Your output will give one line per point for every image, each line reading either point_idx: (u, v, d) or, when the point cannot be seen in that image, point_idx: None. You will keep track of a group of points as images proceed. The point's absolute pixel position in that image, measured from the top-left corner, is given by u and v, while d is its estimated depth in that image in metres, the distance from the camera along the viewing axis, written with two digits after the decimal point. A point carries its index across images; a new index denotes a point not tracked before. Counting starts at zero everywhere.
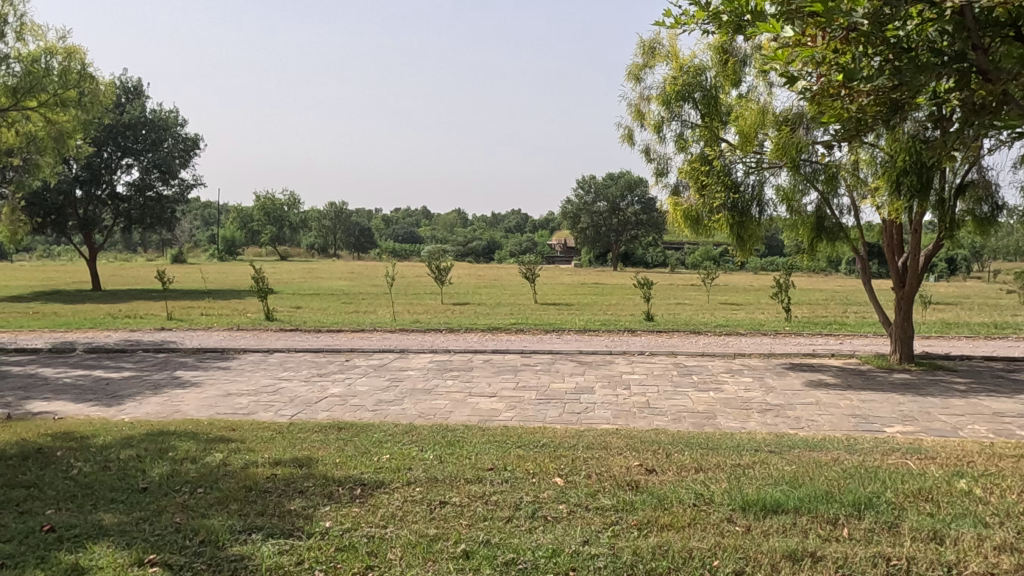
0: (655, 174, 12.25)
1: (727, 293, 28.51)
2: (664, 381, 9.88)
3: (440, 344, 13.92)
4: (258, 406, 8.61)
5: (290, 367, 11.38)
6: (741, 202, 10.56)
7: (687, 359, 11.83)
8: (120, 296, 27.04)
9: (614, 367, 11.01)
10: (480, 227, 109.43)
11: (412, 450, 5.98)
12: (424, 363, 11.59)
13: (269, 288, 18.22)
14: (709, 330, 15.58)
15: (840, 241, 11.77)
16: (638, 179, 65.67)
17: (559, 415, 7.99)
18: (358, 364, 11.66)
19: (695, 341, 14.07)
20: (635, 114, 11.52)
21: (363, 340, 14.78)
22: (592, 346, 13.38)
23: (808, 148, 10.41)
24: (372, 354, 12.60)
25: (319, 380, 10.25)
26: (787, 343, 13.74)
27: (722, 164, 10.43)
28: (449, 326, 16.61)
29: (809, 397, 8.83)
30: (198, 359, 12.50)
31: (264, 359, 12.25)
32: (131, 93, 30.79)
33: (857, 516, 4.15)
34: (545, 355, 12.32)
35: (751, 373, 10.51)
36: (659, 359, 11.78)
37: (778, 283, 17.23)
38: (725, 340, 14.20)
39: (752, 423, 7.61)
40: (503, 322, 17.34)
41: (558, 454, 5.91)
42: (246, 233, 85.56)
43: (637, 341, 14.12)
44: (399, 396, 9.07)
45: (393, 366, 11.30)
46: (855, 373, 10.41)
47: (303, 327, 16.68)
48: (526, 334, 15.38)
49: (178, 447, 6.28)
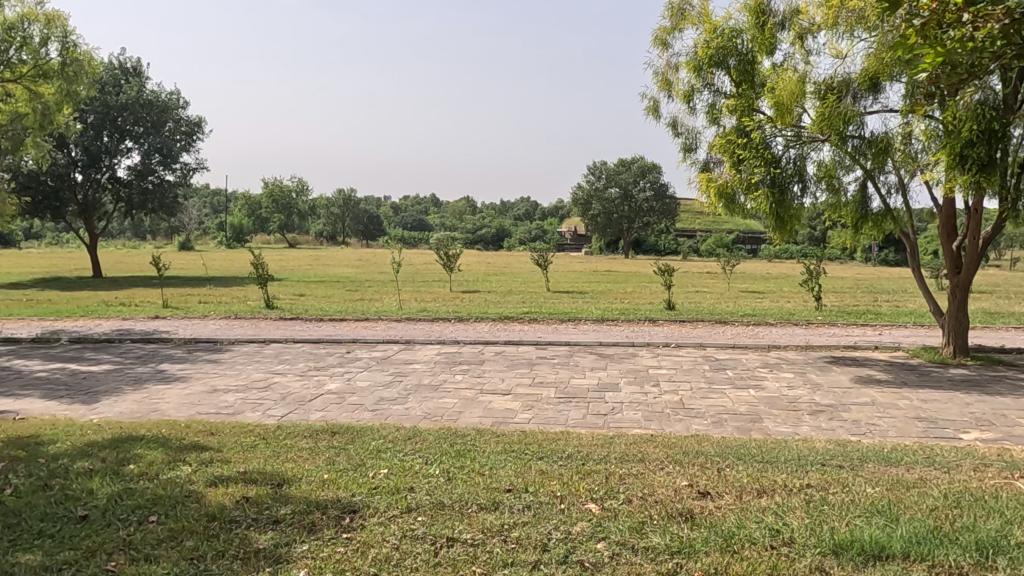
0: (682, 150, 11.24)
1: (746, 281, 27.43)
2: (696, 377, 8.90)
3: (449, 334, 13.00)
4: (245, 406, 7.71)
5: (285, 360, 10.47)
6: (779, 178, 9.54)
7: (717, 352, 10.84)
8: (119, 284, 26.25)
9: (639, 361, 10.05)
10: (489, 214, 108.45)
11: (415, 464, 5.05)
12: (431, 355, 10.67)
13: (270, 275, 17.36)
14: (736, 320, 14.60)
15: (886, 224, 10.73)
16: (650, 165, 64.60)
17: (584, 417, 7.05)
18: (360, 356, 10.76)
19: (723, 332, 13.09)
20: (662, 84, 10.53)
21: (367, 330, 13.89)
22: (612, 337, 12.42)
23: (856, 119, 9.37)
24: (376, 345, 11.69)
25: (315, 374, 9.34)
26: (823, 334, 12.71)
27: (760, 136, 9.42)
28: (458, 314, 15.69)
29: (863, 397, 7.85)
30: (188, 351, 11.63)
31: (259, 351, 11.37)
32: (131, 73, 29.82)
33: (987, 565, 3.21)
34: (562, 347, 11.38)
35: (792, 368, 9.53)
36: (688, 352, 10.81)
37: (808, 270, 16.21)
38: (755, 331, 13.21)
39: (806, 429, 6.64)
40: (515, 311, 16.42)
41: (587, 469, 4.98)
42: (255, 220, 84.89)
43: (660, 332, 13.13)
44: (403, 393, 8.15)
45: (398, 359, 10.39)
46: (908, 368, 9.41)
47: (305, 316, 15.83)
48: (541, 323, 14.44)
49: (141, 458, 5.38)
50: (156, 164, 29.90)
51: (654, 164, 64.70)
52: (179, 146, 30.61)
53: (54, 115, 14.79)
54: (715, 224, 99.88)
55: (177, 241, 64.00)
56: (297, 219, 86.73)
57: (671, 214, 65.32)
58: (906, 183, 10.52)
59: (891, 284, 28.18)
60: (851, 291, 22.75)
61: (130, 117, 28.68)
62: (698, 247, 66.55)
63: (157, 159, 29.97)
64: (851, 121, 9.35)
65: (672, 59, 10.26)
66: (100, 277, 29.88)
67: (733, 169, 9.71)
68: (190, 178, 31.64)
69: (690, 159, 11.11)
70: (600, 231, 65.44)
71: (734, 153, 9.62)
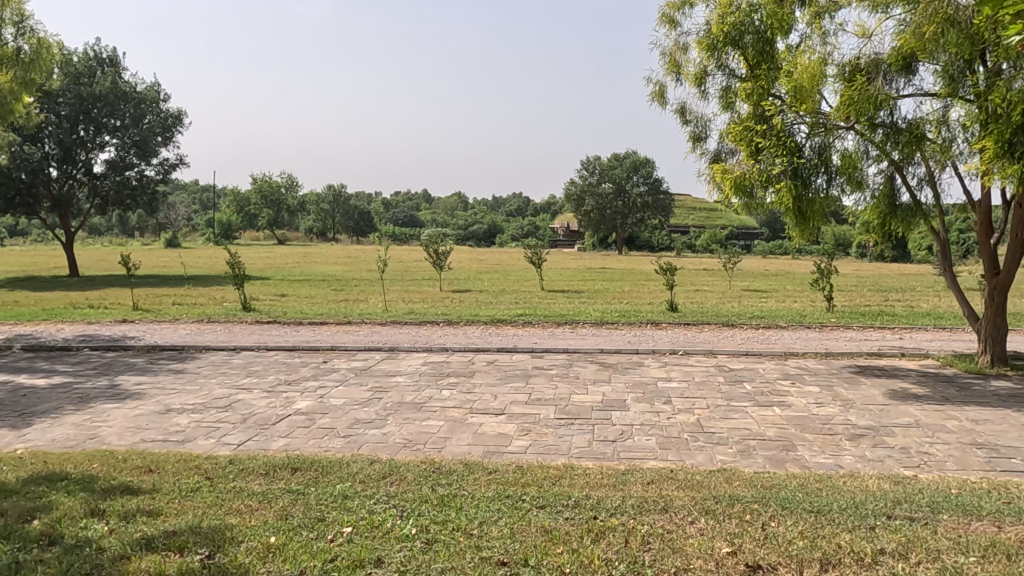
0: (691, 141, 10.29)
1: (746, 279, 26.56)
2: (712, 392, 7.95)
3: (437, 340, 11.99)
4: (199, 431, 6.68)
5: (255, 371, 9.47)
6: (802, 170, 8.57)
7: (730, 360, 9.88)
8: (95, 284, 25.10)
9: (646, 372, 9.08)
10: (481, 210, 107.18)
11: (386, 521, 4.09)
12: (416, 366, 9.67)
13: (247, 275, 16.29)
14: (744, 322, 13.65)
15: (916, 222, 9.76)
16: (644, 160, 63.63)
17: (590, 444, 6.07)
18: (338, 366, 9.75)
19: (732, 336, 12.15)
20: (670, 65, 9.62)
21: (349, 335, 12.87)
22: (613, 343, 11.45)
23: (886, 103, 8.40)
24: (355, 353, 10.68)
25: (285, 390, 8.34)
26: (839, 338, 11.81)
27: (781, 122, 8.44)
28: (448, 317, 14.72)
29: (904, 416, 6.91)
30: (150, 359, 10.58)
31: (228, 360, 10.34)
32: (107, 63, 28.64)
33: None
34: (561, 355, 10.40)
35: (816, 381, 8.58)
36: (698, 361, 9.85)
37: (819, 269, 15.29)
38: (766, 335, 12.29)
39: (850, 459, 5.68)
40: (508, 313, 15.45)
41: (600, 526, 4.01)
42: (243, 217, 83.35)
43: (665, 337, 12.16)
44: (382, 414, 7.16)
45: (380, 370, 9.41)
46: (944, 380, 8.48)
47: (284, 319, 14.79)
48: (536, 327, 13.46)
49: (52, 509, 4.37)
50: (134, 158, 28.76)
51: (648, 159, 63.62)
52: (158, 141, 29.46)
53: (12, 104, 13.71)
54: (709, 220, 99.04)
55: (163, 238, 62.51)
56: (286, 215, 85.45)
57: (666, 210, 64.34)
58: (937, 175, 9.60)
59: (896, 282, 27.24)
60: (858, 290, 21.85)
61: (106, 109, 27.51)
62: (693, 244, 65.61)
63: (135, 154, 28.82)
64: (883, 105, 8.40)
65: (682, 38, 9.35)
66: (77, 276, 28.67)
67: (750, 159, 8.73)
68: (171, 173, 30.50)
69: (700, 149, 10.16)
70: (594, 227, 64.42)
71: (752, 142, 8.65)
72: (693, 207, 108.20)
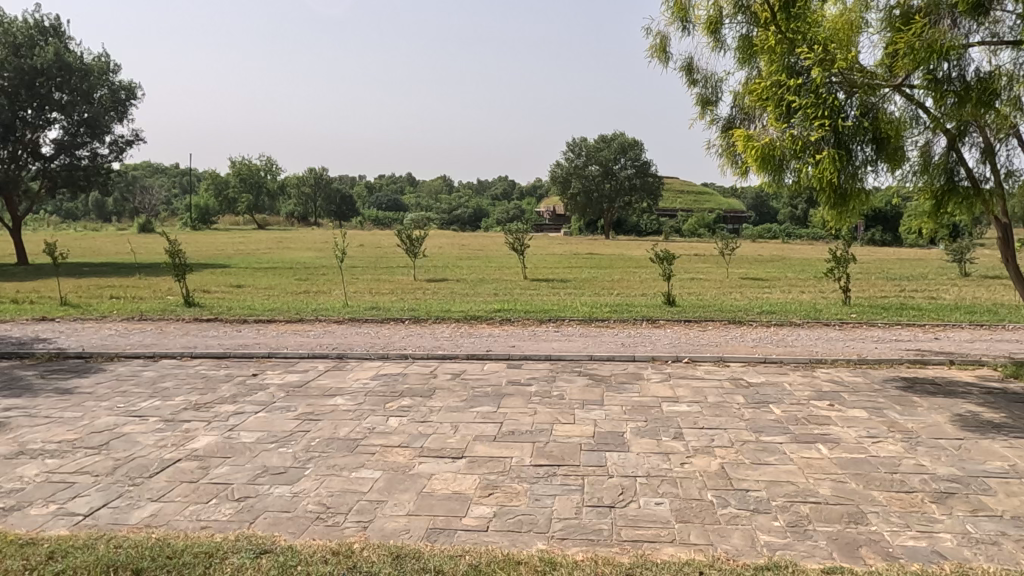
0: (699, 105, 8.48)
1: (744, 267, 24.87)
2: (734, 422, 6.21)
3: (396, 344, 10.16)
4: (40, 490, 4.84)
5: (162, 390, 7.61)
6: (847, 135, 6.64)
7: (747, 371, 8.14)
8: (40, 273, 23.12)
9: (647, 390, 7.32)
10: (465, 194, 104.89)
11: None
12: (364, 381, 7.86)
13: (188, 265, 14.36)
14: (753, 318, 11.91)
15: (975, 205, 7.90)
16: (632, 141, 61.71)
17: (578, 515, 4.31)
18: (267, 383, 7.91)
19: (742, 337, 10.39)
20: (675, 10, 7.82)
21: (295, 337, 11.01)
22: (604, 348, 9.66)
23: (952, 49, 6.54)
24: (294, 365, 8.83)
25: (189, 419, 6.51)
26: (869, 342, 10.06)
27: (822, 74, 6.46)
28: (414, 313, 12.91)
29: (993, 460, 5.20)
30: (42, 372, 8.68)
31: (136, 374, 8.46)
32: (50, 33, 26.37)
33: None
34: (542, 364, 8.61)
35: (859, 402, 6.86)
36: (708, 372, 8.10)
37: (835, 256, 13.57)
38: (781, 335, 10.55)
39: (953, 541, 3.96)
40: (485, 308, 13.62)
41: None
42: (221, 201, 80.70)
43: (665, 338, 10.40)
44: (301, 460, 5.35)
45: (318, 388, 7.59)
46: (1017, 401, 6.79)
47: (226, 317, 12.90)
48: (515, 326, 11.67)
49: None
50: (86, 138, 26.83)
51: (635, 140, 61.61)
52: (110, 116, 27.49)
53: None
54: (698, 202, 97.42)
55: (136, 223, 60.03)
56: (265, 199, 82.88)
57: (654, 193, 62.58)
58: (1000, 145, 7.83)
59: (901, 269, 25.67)
60: (865, 278, 20.16)
61: (51, 81, 25.39)
62: (681, 228, 64.00)
63: (85, 130, 26.85)
64: (947, 55, 6.59)
65: None
66: (25, 264, 26.61)
67: (778, 121, 6.79)
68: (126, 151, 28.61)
69: (710, 114, 8.40)
70: (580, 211, 62.64)
71: (781, 99, 6.70)
72: (681, 190, 106.40)
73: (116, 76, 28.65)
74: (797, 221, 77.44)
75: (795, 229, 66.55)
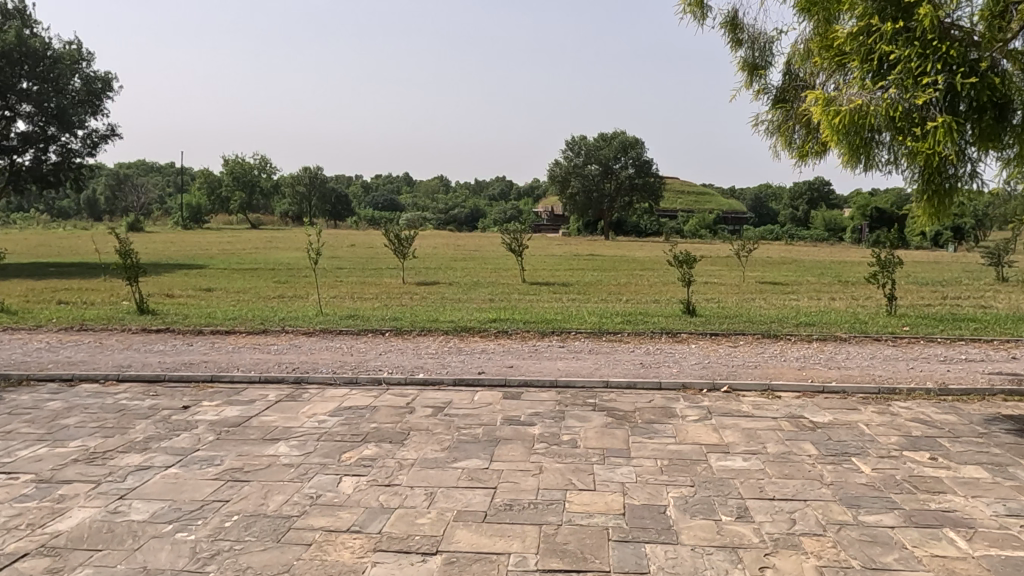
0: (743, 72, 6.83)
1: (760, 270, 23.22)
2: (814, 489, 4.51)
3: (370, 364, 8.46)
4: None
5: (58, 431, 5.88)
6: (964, 98, 4.90)
7: (807, 405, 6.45)
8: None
9: (685, 435, 5.63)
10: (464, 194, 103.03)
11: None
12: (321, 420, 6.14)
13: (140, 266, 12.64)
14: (791, 331, 10.22)
15: None
16: (633, 140, 59.90)
17: None
18: (197, 420, 6.19)
19: (783, 357, 8.70)
20: None
21: (253, 354, 9.29)
22: (621, 370, 7.97)
23: None
24: (239, 394, 7.10)
25: (70, 479, 4.77)
26: (939, 365, 8.35)
27: (934, 13, 4.71)
28: (396, 324, 11.21)
29: None
30: None
31: (38, 405, 6.73)
32: (14, 16, 24.78)
33: None
34: (546, 394, 6.92)
35: (970, 454, 5.18)
36: (757, 408, 6.40)
37: (878, 260, 11.94)
38: (828, 355, 8.87)
39: None
40: (479, 317, 11.91)
41: None
42: (213, 199, 78.52)
43: (692, 358, 8.69)
44: (200, 561, 3.64)
45: (259, 430, 5.86)
46: None
47: (179, 326, 11.17)
48: (513, 340, 9.96)
49: None
50: (55, 131, 25.14)
51: (636, 138, 59.83)
52: (82, 107, 25.96)
53: None
54: (700, 203, 95.77)
55: (124, 222, 58.05)
56: (259, 198, 80.83)
57: (655, 193, 60.89)
58: None
59: (922, 270, 24.10)
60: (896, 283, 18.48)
61: (16, 67, 23.86)
62: (682, 229, 62.41)
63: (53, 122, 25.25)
64: None
65: None
66: None
67: (865, 81, 5.13)
68: (100, 146, 26.97)
69: (759, 83, 6.73)
70: (579, 211, 60.97)
71: (871, 50, 5.04)
72: (681, 190, 104.77)
73: (91, 66, 27.09)
74: (799, 222, 76.11)
75: (797, 231, 65.05)
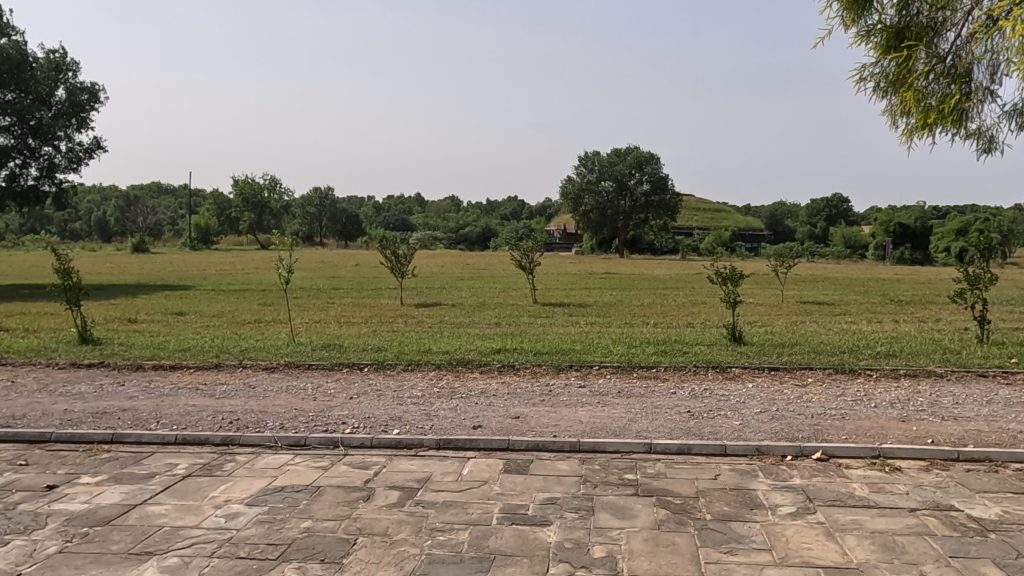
0: (840, 7, 6.64)
1: (798, 288, 21.03)
2: None
3: (334, 413, 6.46)
4: None
5: None
6: None
7: (951, 487, 4.37)
8: None
9: (785, 548, 3.56)
10: (475, 214, 101.20)
11: None
12: (232, 515, 4.13)
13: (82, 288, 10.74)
14: (870, 365, 8.13)
15: None
16: (649, 155, 57.71)
17: None
18: (52, 514, 4.19)
19: (875, 403, 6.62)
20: None
21: (190, 397, 7.30)
22: (665, 422, 5.92)
23: None
24: (137, 464, 5.11)
25: None
26: None
27: None
28: (379, 355, 9.20)
29: None
30: None
31: None
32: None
33: None
34: (566, 465, 4.88)
35: None
36: (877, 492, 4.32)
37: (968, 278, 9.87)
38: (932, 399, 6.76)
39: None
40: (480, 346, 9.89)
41: None
42: (220, 220, 76.99)
43: (755, 403, 6.62)
44: None
45: (131, 535, 3.86)
46: None
47: (117, 360, 9.20)
48: (519, 377, 7.93)
49: None
50: (34, 143, 23.52)
51: (652, 153, 57.77)
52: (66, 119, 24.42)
53: None
54: (717, 220, 93.33)
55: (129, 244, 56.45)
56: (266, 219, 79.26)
57: (671, 210, 58.67)
58: None
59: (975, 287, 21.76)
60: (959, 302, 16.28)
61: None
62: (700, 247, 60.09)
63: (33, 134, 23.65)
64: None
65: None
66: None
67: None
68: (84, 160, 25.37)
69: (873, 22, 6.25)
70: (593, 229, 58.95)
71: None
72: (696, 208, 102.36)
73: (76, 77, 25.69)
74: (819, 240, 73.61)
75: (819, 249, 62.56)
